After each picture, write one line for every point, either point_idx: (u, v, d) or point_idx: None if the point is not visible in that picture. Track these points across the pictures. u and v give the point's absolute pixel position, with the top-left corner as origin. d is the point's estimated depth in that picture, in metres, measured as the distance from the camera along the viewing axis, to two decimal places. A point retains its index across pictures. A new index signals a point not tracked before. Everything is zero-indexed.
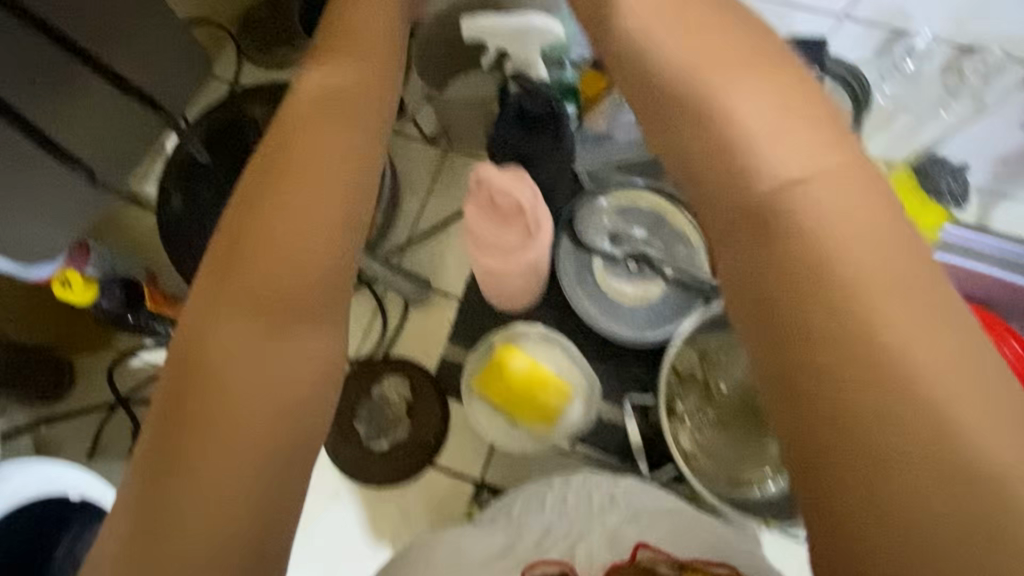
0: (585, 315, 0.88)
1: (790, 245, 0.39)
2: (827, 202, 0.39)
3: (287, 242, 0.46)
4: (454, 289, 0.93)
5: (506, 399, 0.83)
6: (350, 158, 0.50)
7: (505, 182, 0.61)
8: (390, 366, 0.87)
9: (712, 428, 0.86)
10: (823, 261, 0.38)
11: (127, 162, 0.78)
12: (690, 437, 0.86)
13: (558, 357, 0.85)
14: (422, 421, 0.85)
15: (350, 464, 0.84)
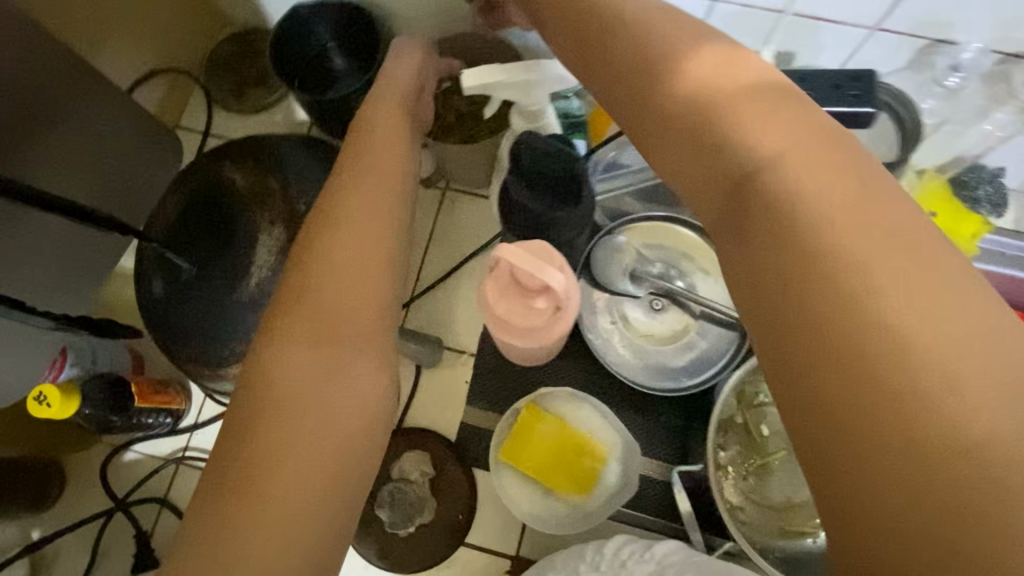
0: (613, 365, 0.82)
1: (811, 282, 0.36)
2: (872, 226, 0.36)
3: (339, 305, 0.51)
4: (467, 346, 0.86)
5: (537, 469, 0.77)
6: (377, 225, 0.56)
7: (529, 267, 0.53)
8: (409, 441, 0.81)
9: (756, 479, 0.81)
10: (882, 303, 0.34)
11: (81, 292, 0.70)
12: (738, 488, 0.81)
13: (589, 417, 0.80)
14: (449, 498, 0.79)
15: (376, 552, 0.77)
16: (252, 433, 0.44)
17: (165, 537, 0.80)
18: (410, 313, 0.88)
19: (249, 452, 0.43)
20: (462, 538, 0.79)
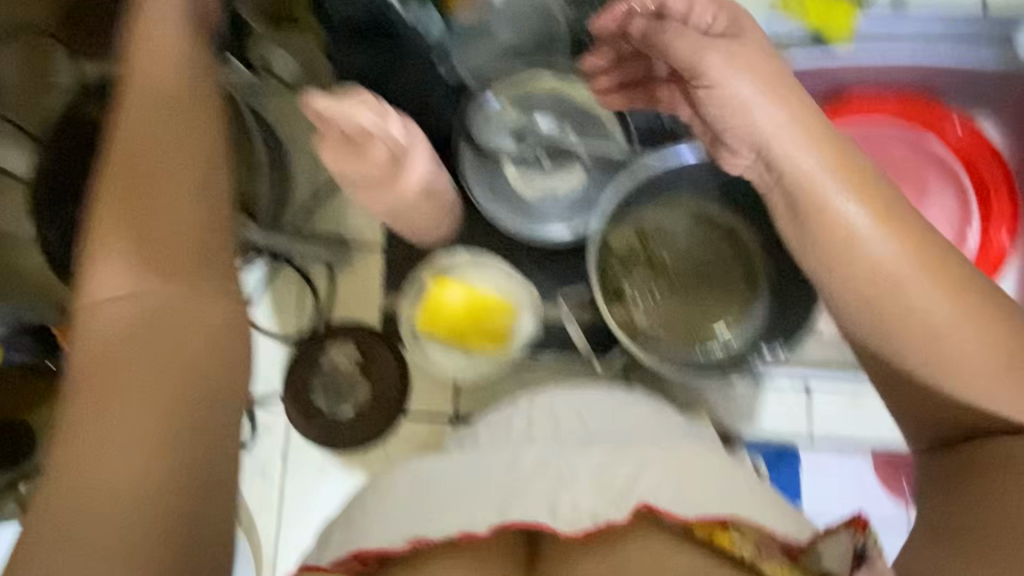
0: (510, 226, 0.84)
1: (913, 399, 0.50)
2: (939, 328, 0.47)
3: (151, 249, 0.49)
4: (374, 238, 0.89)
5: (450, 333, 0.82)
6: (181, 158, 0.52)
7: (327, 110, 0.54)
8: (331, 335, 0.84)
9: (664, 299, 0.85)
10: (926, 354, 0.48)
11: None
12: (647, 315, 0.85)
13: (491, 277, 0.82)
14: (381, 378, 0.84)
15: (323, 438, 0.83)
16: (102, 399, 0.43)
17: None
18: (313, 219, 0.90)
19: (101, 426, 0.43)
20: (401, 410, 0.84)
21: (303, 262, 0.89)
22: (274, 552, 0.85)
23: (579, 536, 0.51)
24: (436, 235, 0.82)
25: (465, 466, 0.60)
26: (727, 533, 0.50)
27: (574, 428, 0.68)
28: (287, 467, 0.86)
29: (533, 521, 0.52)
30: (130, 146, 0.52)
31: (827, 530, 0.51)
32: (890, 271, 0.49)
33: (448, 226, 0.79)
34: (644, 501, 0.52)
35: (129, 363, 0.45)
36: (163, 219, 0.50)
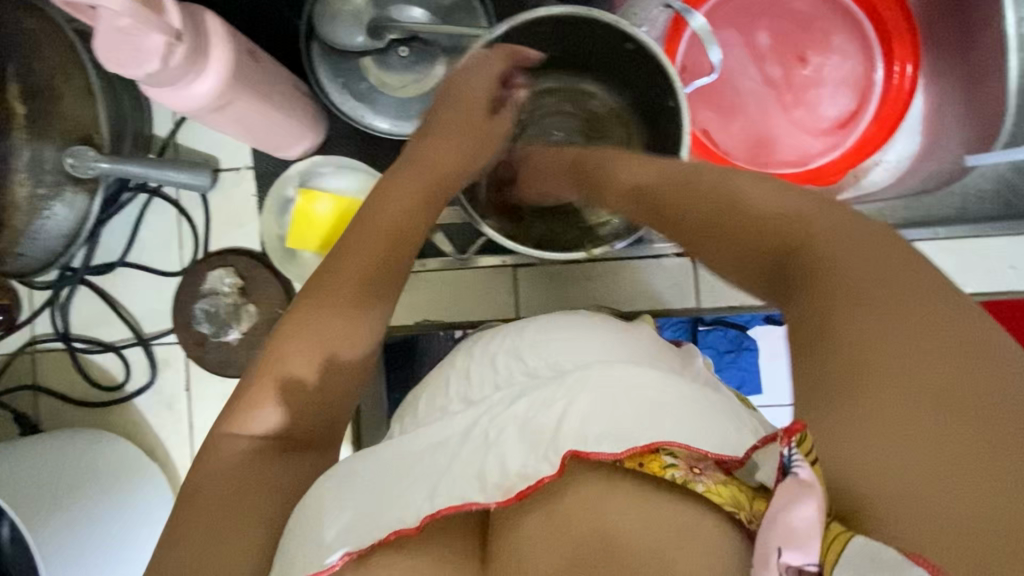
0: (379, 130, 0.81)
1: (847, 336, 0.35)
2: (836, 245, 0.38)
3: (360, 252, 0.59)
4: (242, 160, 0.86)
5: (322, 243, 0.79)
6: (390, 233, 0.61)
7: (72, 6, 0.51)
8: (210, 262, 0.83)
9: None
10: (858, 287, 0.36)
11: None
12: None
13: (359, 185, 0.80)
14: (264, 301, 0.83)
15: (218, 365, 0.83)
16: (253, 402, 0.54)
17: (50, 415, 0.88)
18: (179, 147, 0.86)
19: (216, 464, 0.51)
20: None
21: (177, 194, 0.87)
22: None
23: (512, 501, 0.47)
24: (296, 141, 0.78)
25: (396, 452, 0.54)
26: (657, 457, 0.46)
27: (506, 368, 0.62)
28: (192, 398, 0.87)
29: (460, 504, 0.47)
30: (387, 194, 0.63)
31: (761, 441, 0.45)
32: (712, 202, 0.46)
33: (306, 124, 0.77)
34: (571, 449, 0.47)
35: (297, 350, 0.56)
36: (363, 234, 0.60)
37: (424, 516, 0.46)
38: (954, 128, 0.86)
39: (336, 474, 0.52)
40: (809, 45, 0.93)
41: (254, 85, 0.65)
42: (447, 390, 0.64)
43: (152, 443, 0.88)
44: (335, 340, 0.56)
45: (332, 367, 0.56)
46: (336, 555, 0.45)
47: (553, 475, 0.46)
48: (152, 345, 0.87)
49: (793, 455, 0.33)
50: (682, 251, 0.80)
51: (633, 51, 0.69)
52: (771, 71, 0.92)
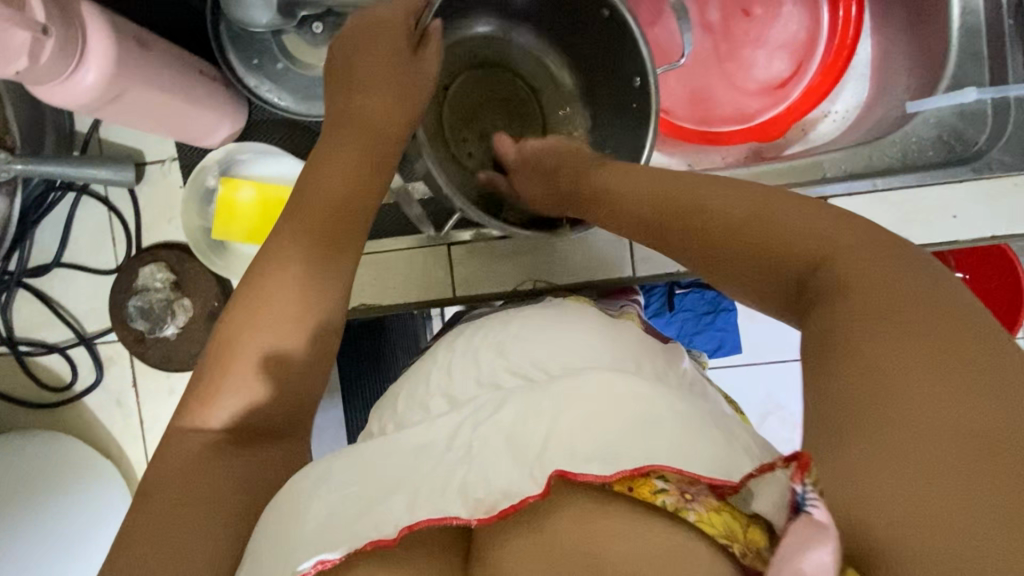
0: (291, 112, 0.78)
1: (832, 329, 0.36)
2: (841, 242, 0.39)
3: (319, 189, 0.58)
4: (168, 152, 0.84)
5: (247, 233, 0.78)
6: (350, 175, 0.59)
7: None
8: (142, 259, 0.82)
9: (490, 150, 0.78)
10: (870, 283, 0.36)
11: None
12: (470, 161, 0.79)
13: (282, 170, 0.78)
14: (199, 294, 0.82)
15: (159, 360, 0.83)
16: (215, 385, 0.51)
17: (3, 418, 0.89)
18: (102, 142, 0.84)
19: (176, 469, 0.48)
20: None
21: (106, 191, 0.85)
22: None
23: (493, 519, 0.45)
24: (215, 127, 0.76)
25: (385, 455, 0.53)
26: (647, 482, 0.44)
27: (491, 366, 0.61)
28: (140, 394, 0.88)
29: (442, 517, 0.46)
30: (329, 154, 0.61)
31: (758, 469, 0.42)
32: (742, 215, 0.44)
33: (218, 105, 0.74)
34: (556, 471, 0.45)
35: (256, 338, 0.52)
36: (323, 174, 0.59)
37: (402, 528, 0.45)
38: (902, 71, 0.82)
39: (310, 475, 0.50)
40: None
41: (148, 71, 0.63)
42: (429, 384, 0.63)
43: (105, 441, 0.88)
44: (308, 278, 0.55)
45: (284, 335, 0.53)
46: (308, 563, 0.44)
47: (537, 495, 0.45)
48: (95, 344, 0.87)
49: (806, 494, 0.31)
50: None
51: (609, 20, 0.65)
52: (712, 19, 0.87)
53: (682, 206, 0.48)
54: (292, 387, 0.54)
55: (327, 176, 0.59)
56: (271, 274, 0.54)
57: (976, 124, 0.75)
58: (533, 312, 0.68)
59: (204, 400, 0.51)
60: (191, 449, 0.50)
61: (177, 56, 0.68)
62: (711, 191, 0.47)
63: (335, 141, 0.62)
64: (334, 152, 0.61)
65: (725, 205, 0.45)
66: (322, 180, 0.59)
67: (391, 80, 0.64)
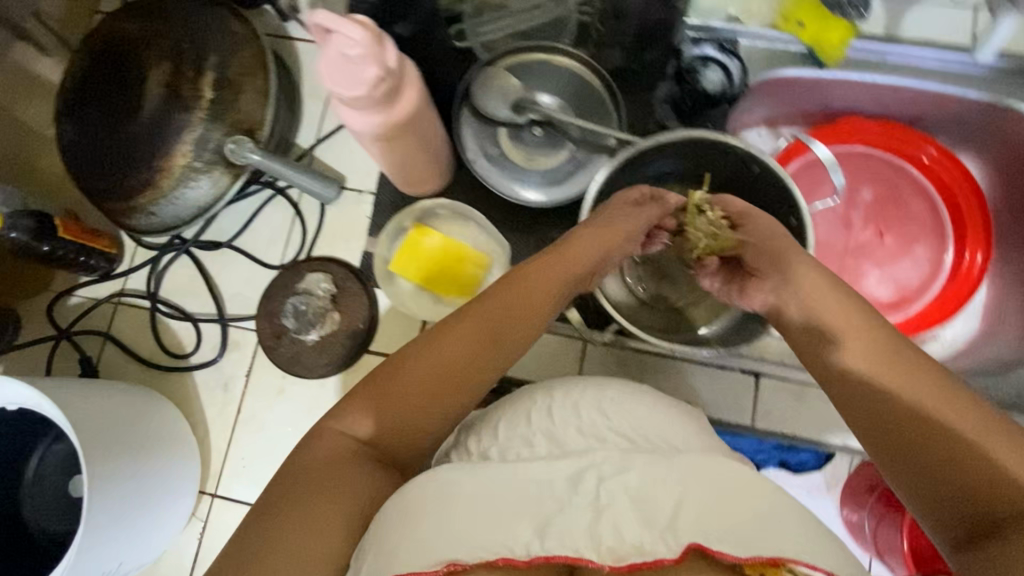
0: (503, 193, 0.88)
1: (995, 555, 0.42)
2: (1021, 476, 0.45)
3: (512, 301, 0.62)
4: (367, 185, 0.94)
5: (422, 275, 0.85)
6: (530, 305, 0.63)
7: (318, 36, 0.61)
8: (312, 265, 0.89)
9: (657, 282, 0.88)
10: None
11: None
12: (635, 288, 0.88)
13: (468, 232, 0.87)
14: (350, 313, 0.87)
15: (288, 360, 0.87)
16: (365, 405, 0.57)
17: (109, 366, 0.91)
18: (314, 159, 0.95)
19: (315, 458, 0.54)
20: (362, 347, 0.87)
21: (299, 198, 0.94)
22: (223, 464, 0.88)
23: (623, 570, 0.47)
24: (427, 180, 0.86)
25: (495, 486, 0.51)
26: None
27: (592, 422, 0.61)
28: (249, 385, 0.90)
29: (576, 558, 0.47)
30: (523, 279, 0.64)
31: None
32: (918, 416, 0.49)
33: (437, 165, 0.83)
34: (695, 543, 0.46)
35: (385, 411, 0.57)
36: (510, 294, 0.63)
37: (536, 557, 0.47)
38: (1014, 320, 0.92)
39: (437, 476, 0.52)
40: (893, 214, 1.01)
41: (421, 126, 0.73)
42: (529, 417, 0.63)
43: (194, 419, 0.89)
44: (451, 372, 0.58)
45: (425, 396, 0.57)
46: (439, 563, 0.46)
47: (670, 560, 0.46)
48: (229, 326, 0.91)
49: None
50: (748, 369, 0.84)
51: (758, 172, 0.77)
52: (856, 221, 1.01)
53: (865, 392, 0.53)
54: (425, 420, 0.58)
55: (517, 296, 0.63)
56: (423, 355, 0.58)
57: None
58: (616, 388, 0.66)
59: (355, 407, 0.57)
60: (337, 434, 0.56)
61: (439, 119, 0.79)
62: (906, 392, 0.51)
63: (530, 270, 0.65)
64: (536, 279, 0.64)
65: (904, 401, 0.50)
66: (514, 297, 0.62)
67: (539, 284, 0.64)
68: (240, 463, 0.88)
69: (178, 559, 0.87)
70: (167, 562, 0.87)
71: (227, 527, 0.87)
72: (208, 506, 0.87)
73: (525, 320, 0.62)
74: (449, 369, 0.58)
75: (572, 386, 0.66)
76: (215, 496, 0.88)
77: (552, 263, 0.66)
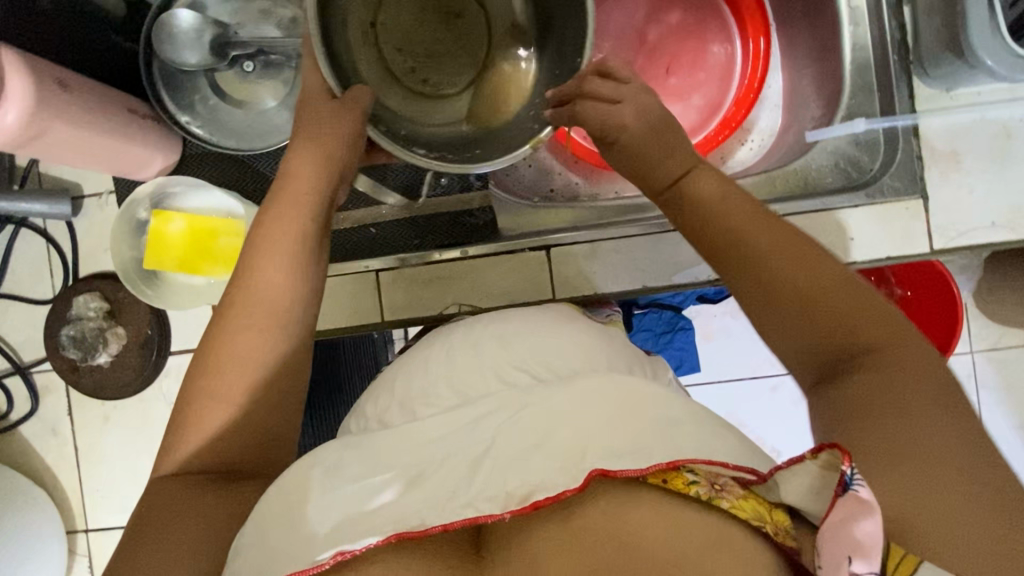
0: (231, 147, 0.81)
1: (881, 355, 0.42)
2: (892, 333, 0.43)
3: (269, 291, 0.54)
4: (105, 186, 0.86)
5: (176, 263, 0.79)
6: (279, 325, 0.53)
7: None
8: (77, 289, 0.84)
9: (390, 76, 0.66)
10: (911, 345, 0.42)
11: None
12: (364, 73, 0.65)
13: (213, 202, 0.81)
14: (134, 322, 0.84)
15: (94, 389, 0.84)
16: (197, 449, 0.49)
17: None
18: (41, 175, 0.86)
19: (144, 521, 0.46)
20: (159, 351, 0.84)
21: (44, 224, 0.87)
22: (84, 501, 0.88)
23: (526, 510, 0.42)
24: (145, 161, 0.79)
25: (376, 452, 0.50)
26: (679, 475, 0.43)
27: (498, 359, 0.58)
28: (75, 421, 0.88)
29: (476, 517, 0.42)
30: (255, 248, 0.55)
31: (786, 461, 0.42)
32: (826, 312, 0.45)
33: (142, 141, 0.76)
34: (597, 467, 0.42)
35: (273, 259, 0.55)
36: (265, 270, 0.54)
37: (435, 526, 0.42)
38: (811, 96, 0.84)
39: (324, 461, 0.49)
40: (685, 28, 0.90)
41: (66, 111, 0.65)
42: (399, 389, 0.60)
43: (39, 471, 0.88)
44: (242, 324, 0.52)
45: (196, 453, 0.49)
46: (328, 553, 0.41)
47: (573, 491, 0.42)
48: (31, 374, 0.87)
49: (853, 475, 0.37)
50: (535, 245, 0.84)
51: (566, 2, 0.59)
52: (645, 37, 0.89)
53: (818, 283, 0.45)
54: (231, 446, 0.50)
55: (270, 266, 0.54)
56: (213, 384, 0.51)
57: (870, 151, 0.78)
58: (523, 311, 0.66)
59: (193, 418, 0.50)
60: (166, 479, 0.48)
61: (90, 90, 0.69)
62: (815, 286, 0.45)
63: (258, 237, 0.56)
64: (266, 255, 0.55)
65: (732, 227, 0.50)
66: (271, 271, 0.54)
67: (336, 134, 0.59)
68: (99, 497, 0.88)
69: None
70: None
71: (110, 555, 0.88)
72: (86, 542, 0.89)
73: (270, 362, 0.52)
74: (213, 392, 0.50)
75: (472, 327, 0.64)
76: (89, 532, 0.89)
77: (257, 267, 0.54)
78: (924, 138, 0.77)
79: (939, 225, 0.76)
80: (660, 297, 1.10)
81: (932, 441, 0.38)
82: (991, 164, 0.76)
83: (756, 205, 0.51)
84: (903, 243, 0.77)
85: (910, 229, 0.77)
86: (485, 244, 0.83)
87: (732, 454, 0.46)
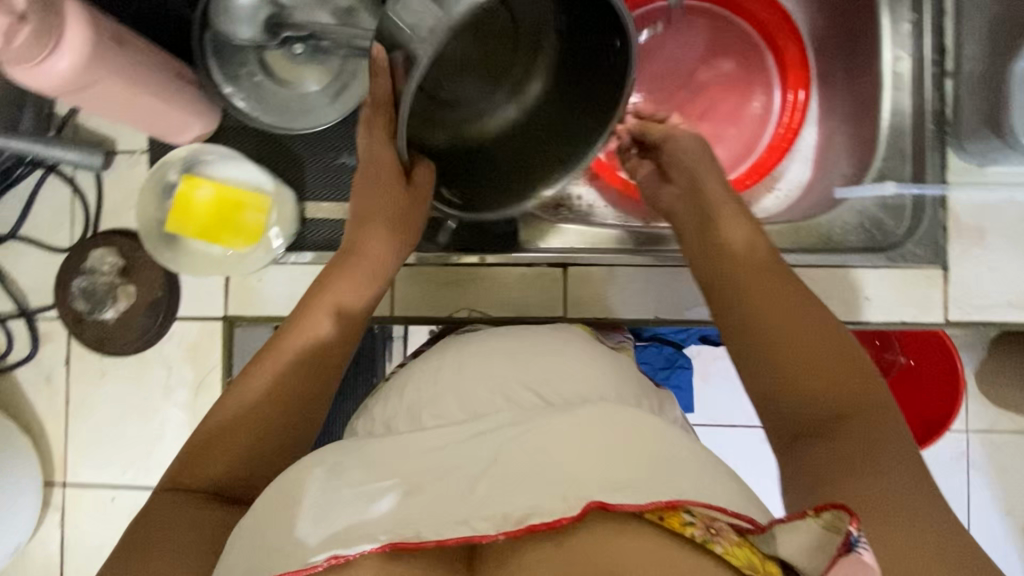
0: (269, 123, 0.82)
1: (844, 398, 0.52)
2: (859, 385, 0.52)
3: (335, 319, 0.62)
4: (139, 144, 0.87)
5: (197, 230, 0.79)
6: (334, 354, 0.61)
7: None
8: (96, 241, 0.84)
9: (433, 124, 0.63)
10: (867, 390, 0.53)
11: None
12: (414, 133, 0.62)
13: (244, 175, 0.81)
14: (146, 282, 0.84)
15: (97, 342, 0.85)
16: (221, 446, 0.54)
17: None
18: (79, 126, 0.87)
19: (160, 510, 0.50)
20: (166, 313, 0.85)
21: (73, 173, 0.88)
22: (66, 454, 0.88)
23: (521, 533, 0.41)
24: (183, 126, 0.80)
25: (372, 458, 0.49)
26: (677, 514, 0.42)
27: (508, 373, 0.58)
28: (71, 373, 0.87)
29: (470, 535, 0.41)
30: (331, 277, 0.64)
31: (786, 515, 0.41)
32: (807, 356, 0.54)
33: (183, 107, 0.77)
34: (595, 499, 0.41)
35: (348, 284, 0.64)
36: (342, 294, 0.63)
37: (429, 539, 0.41)
38: (844, 155, 0.86)
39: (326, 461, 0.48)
40: (728, 71, 0.91)
41: (116, 67, 0.66)
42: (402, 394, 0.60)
43: (27, 417, 0.88)
44: (301, 344, 0.60)
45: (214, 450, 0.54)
46: (322, 556, 0.41)
47: (572, 518, 0.41)
48: (36, 320, 0.87)
49: (858, 537, 0.38)
50: (552, 262, 0.84)
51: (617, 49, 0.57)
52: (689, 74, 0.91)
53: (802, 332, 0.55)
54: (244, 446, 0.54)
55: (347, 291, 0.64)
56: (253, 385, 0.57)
57: (896, 215, 0.79)
58: (541, 329, 0.66)
59: (227, 414, 0.55)
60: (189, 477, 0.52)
61: (142, 50, 0.70)
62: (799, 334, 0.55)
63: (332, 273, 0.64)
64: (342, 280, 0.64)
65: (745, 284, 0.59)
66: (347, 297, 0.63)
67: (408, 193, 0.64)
68: (81, 452, 0.88)
69: (45, 548, 0.89)
70: (36, 552, 0.89)
71: (83, 513, 0.87)
72: (60, 495, 0.88)
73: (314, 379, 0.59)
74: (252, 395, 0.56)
75: (484, 339, 0.64)
76: (66, 487, 0.88)
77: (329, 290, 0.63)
78: (950, 210, 0.78)
79: (954, 298, 0.77)
80: (666, 332, 1.10)
81: (880, 478, 0.46)
82: (1012, 246, 0.77)
83: (772, 262, 0.61)
84: (917, 311, 0.77)
85: (925, 298, 0.77)
86: (503, 253, 0.84)
87: (729, 502, 0.45)
